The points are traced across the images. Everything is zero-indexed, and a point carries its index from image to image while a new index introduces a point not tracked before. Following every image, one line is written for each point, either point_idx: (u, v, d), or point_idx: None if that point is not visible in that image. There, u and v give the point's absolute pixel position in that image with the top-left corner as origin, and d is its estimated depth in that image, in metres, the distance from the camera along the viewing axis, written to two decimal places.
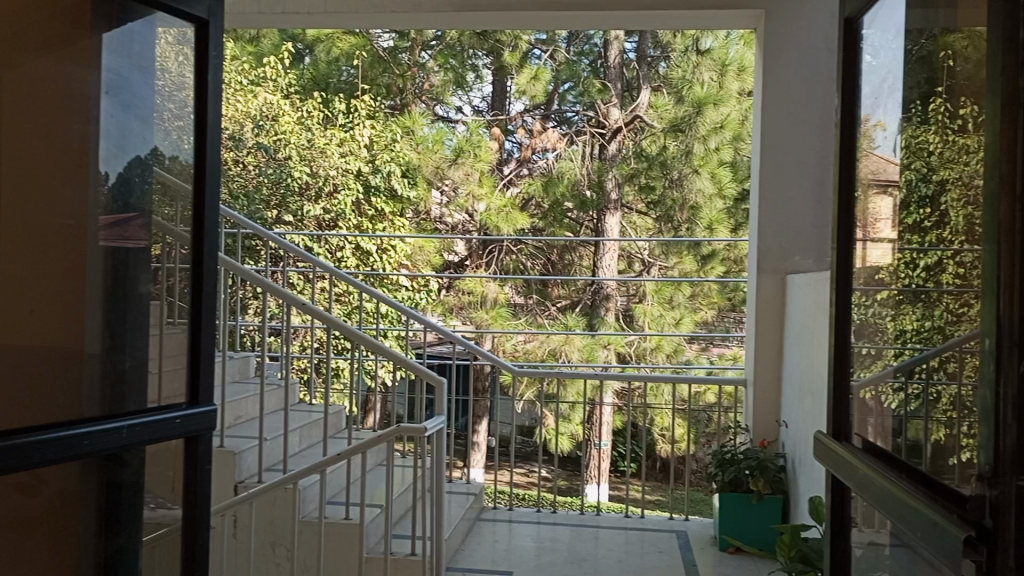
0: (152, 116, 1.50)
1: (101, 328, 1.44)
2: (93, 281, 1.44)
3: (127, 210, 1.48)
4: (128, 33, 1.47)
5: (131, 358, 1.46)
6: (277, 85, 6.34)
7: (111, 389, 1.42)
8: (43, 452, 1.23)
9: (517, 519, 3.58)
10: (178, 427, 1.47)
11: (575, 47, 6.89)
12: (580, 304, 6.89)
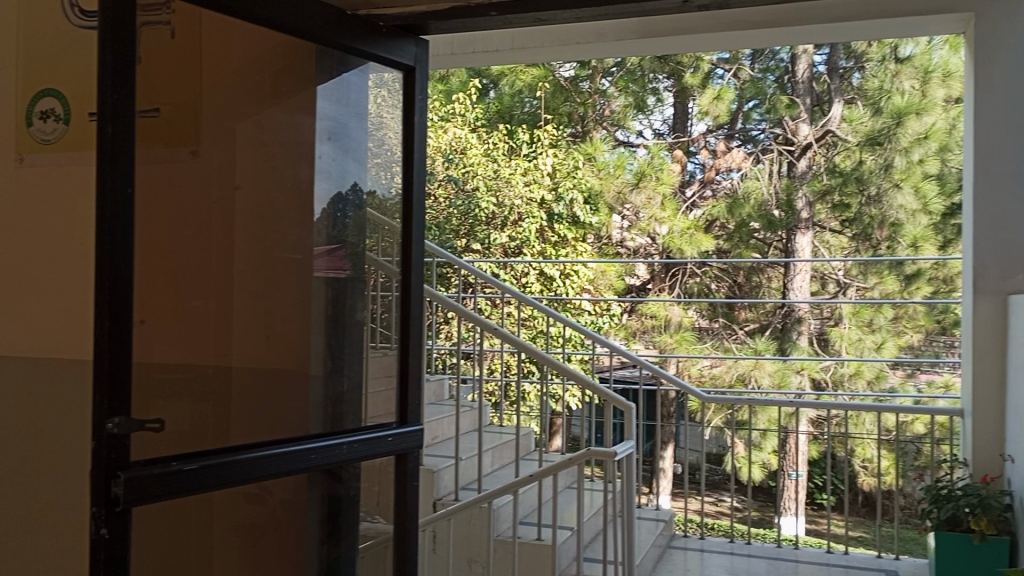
0: (365, 157, 1.95)
1: (324, 352, 1.91)
2: (318, 308, 1.91)
3: (344, 243, 1.93)
4: (342, 82, 1.87)
5: (348, 381, 1.91)
6: (465, 120, 6.63)
7: (333, 408, 1.86)
8: (279, 464, 1.60)
9: (710, 548, 3.49)
10: (390, 444, 1.83)
11: (760, 63, 6.69)
12: (770, 327, 6.66)
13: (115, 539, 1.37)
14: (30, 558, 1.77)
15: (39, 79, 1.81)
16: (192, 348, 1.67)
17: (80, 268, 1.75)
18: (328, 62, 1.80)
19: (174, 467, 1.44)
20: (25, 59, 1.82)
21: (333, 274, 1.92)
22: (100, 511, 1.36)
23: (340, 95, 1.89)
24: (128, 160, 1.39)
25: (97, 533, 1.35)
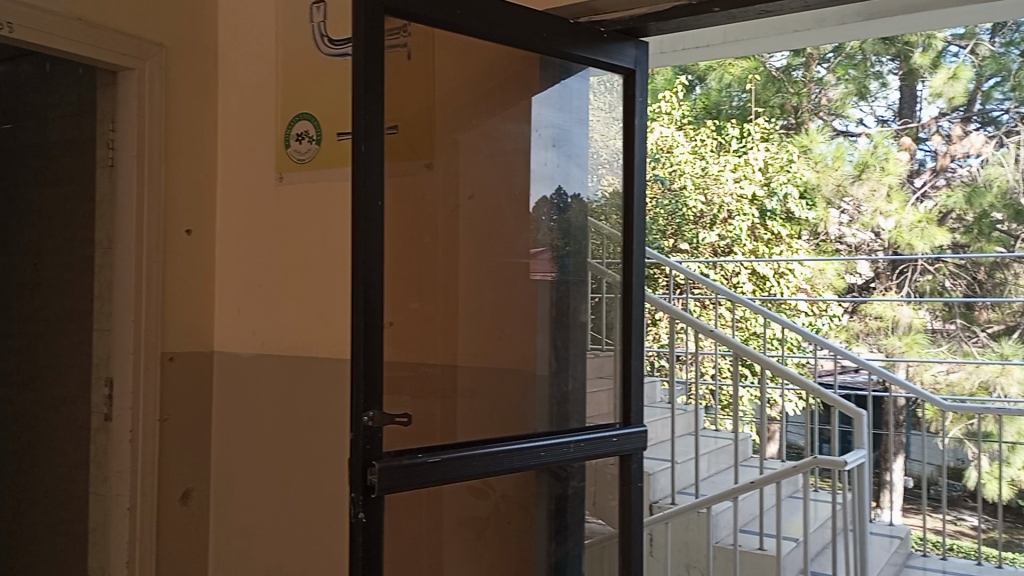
0: (588, 161, 1.98)
1: (549, 355, 1.95)
2: (544, 313, 1.95)
3: (568, 247, 1.96)
4: (564, 88, 1.90)
5: (573, 381, 1.94)
6: (671, 118, 6.57)
7: (559, 407, 1.90)
8: (511, 460, 1.67)
9: (953, 571, 3.19)
10: (615, 444, 1.85)
11: (1001, 37, 5.90)
12: (1019, 330, 5.97)
13: (371, 523, 1.49)
14: (295, 538, 1.97)
15: (294, 105, 2.01)
16: (423, 350, 1.75)
17: (335, 274, 1.93)
18: (550, 70, 1.84)
19: (420, 459, 1.54)
20: (284, 89, 2.03)
21: (548, 276, 1.95)
22: (358, 496, 1.48)
23: (563, 100, 1.93)
24: (377, 173, 1.51)
25: (355, 516, 1.48)
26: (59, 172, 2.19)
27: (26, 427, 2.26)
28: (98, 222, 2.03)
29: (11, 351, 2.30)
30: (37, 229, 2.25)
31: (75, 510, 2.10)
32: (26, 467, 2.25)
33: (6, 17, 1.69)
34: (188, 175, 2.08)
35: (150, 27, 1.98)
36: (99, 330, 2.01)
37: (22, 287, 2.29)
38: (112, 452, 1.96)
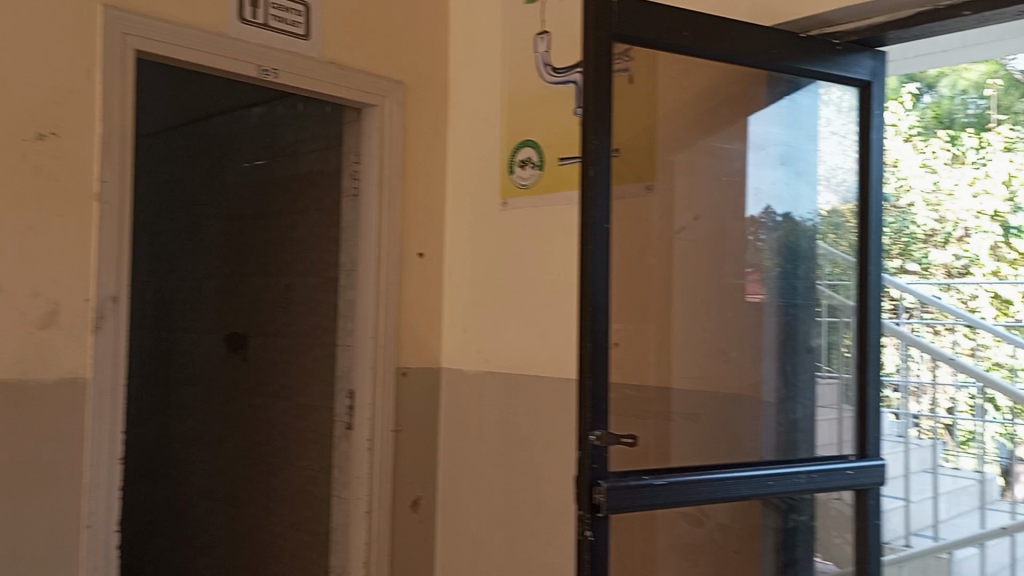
0: (816, 178, 1.90)
1: (776, 381, 1.87)
2: (770, 336, 1.88)
3: (795, 268, 1.89)
4: (792, 102, 1.84)
5: (801, 410, 1.85)
6: None
7: (788, 436, 1.83)
8: (738, 487, 1.63)
9: None
10: (849, 477, 1.76)
11: None
12: None
13: (597, 541, 1.50)
14: (516, 551, 2.03)
15: (519, 132, 2.09)
16: (643, 374, 1.69)
17: (556, 295, 1.98)
18: (778, 87, 1.81)
19: (646, 481, 1.54)
20: (508, 118, 2.12)
21: (764, 297, 1.87)
22: (585, 514, 1.50)
23: (791, 117, 1.86)
24: (603, 196, 1.53)
25: (583, 535, 1.50)
26: (308, 201, 2.42)
27: (275, 432, 2.49)
28: (343, 247, 2.20)
29: (262, 362, 2.55)
30: (288, 253, 2.49)
31: (318, 511, 2.29)
32: (274, 469, 2.48)
33: (273, 63, 1.93)
34: (421, 202, 2.22)
35: (389, 66, 2.16)
36: (342, 346, 2.18)
37: (273, 305, 2.53)
38: (351, 460, 2.11)
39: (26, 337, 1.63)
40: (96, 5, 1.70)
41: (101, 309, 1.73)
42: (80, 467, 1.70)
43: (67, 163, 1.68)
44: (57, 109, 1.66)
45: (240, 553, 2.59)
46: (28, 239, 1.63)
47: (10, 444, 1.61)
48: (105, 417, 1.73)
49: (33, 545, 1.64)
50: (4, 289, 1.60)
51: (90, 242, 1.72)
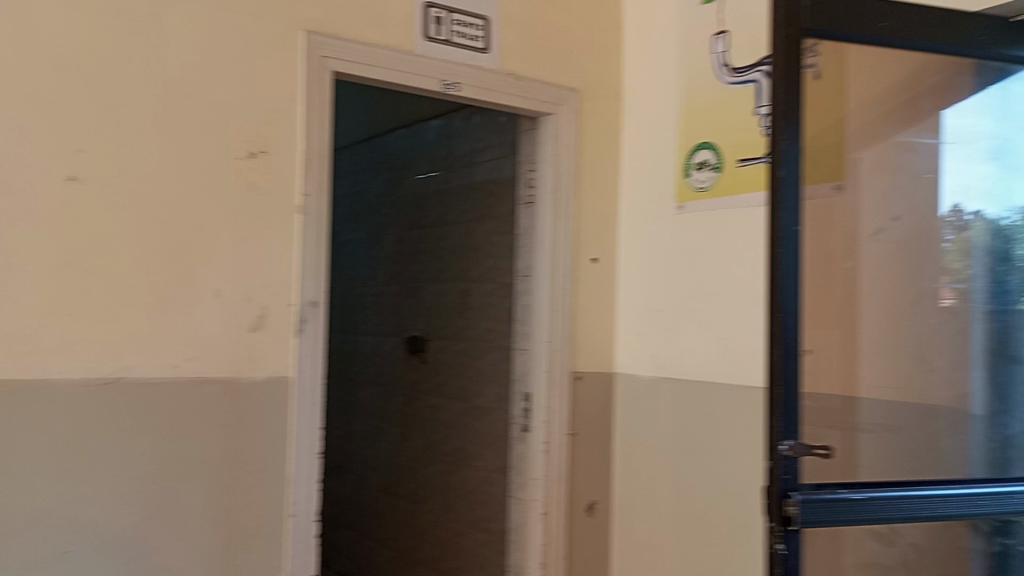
0: None
1: (985, 393, 1.72)
2: (977, 344, 1.73)
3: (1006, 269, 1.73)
4: (1000, 91, 1.70)
5: (1016, 424, 1.69)
6: None
7: (1000, 453, 1.67)
8: (946, 506, 1.52)
9: None
10: None
11: None
12: None
13: (790, 554, 1.45)
14: (694, 562, 2.00)
15: (696, 134, 2.06)
16: (831, 381, 1.64)
17: (736, 300, 1.92)
18: (986, 76, 1.68)
19: (842, 494, 1.47)
20: (684, 120, 2.10)
21: (966, 301, 1.73)
22: (777, 526, 1.45)
23: (999, 107, 1.71)
24: (793, 198, 1.48)
25: (774, 547, 1.45)
26: (484, 209, 2.49)
27: (453, 433, 2.58)
28: (519, 253, 2.24)
29: (441, 364, 2.65)
30: (464, 260, 2.57)
31: (495, 510, 2.36)
32: (452, 468, 2.57)
33: (456, 78, 2.01)
34: (596, 208, 2.24)
35: (564, 74, 2.19)
36: (518, 350, 2.22)
37: (451, 310, 2.62)
38: (527, 461, 2.15)
39: (240, 339, 1.78)
40: (300, 31, 1.83)
41: (303, 313, 1.85)
42: (285, 459, 1.83)
43: (275, 178, 1.82)
44: (266, 129, 1.80)
45: (419, 547, 2.70)
46: (242, 249, 1.78)
47: (226, 435, 1.76)
48: (307, 413, 1.85)
49: (246, 529, 1.79)
50: (222, 295, 1.76)
51: (293, 251, 1.85)
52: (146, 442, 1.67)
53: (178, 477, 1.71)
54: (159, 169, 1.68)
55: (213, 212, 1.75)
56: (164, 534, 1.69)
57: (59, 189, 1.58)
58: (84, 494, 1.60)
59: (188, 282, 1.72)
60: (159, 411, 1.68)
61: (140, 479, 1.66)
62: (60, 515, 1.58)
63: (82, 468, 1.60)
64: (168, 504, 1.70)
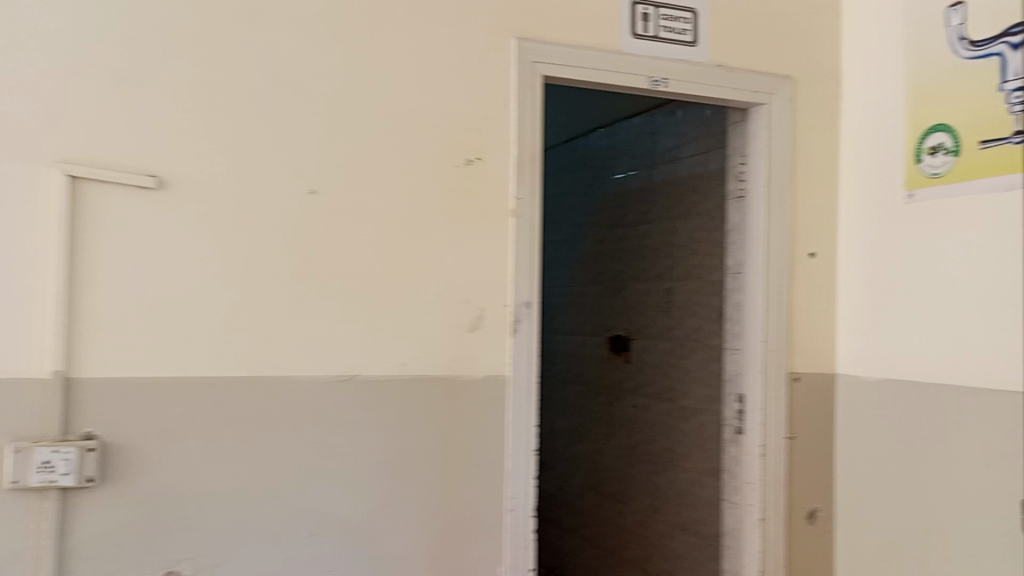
0: None
1: None
2: None
3: None
4: None
5: None
6: None
7: None
8: None
9: None
10: None
11: None
12: None
13: None
14: None
15: (928, 116, 1.90)
16: None
17: (979, 295, 1.75)
18: None
19: None
20: (914, 102, 1.94)
21: None
22: None
23: None
24: None
25: None
26: (689, 206, 2.44)
27: (660, 433, 2.55)
28: (730, 249, 2.18)
29: (646, 364, 2.62)
30: (669, 257, 2.54)
31: (706, 513, 2.30)
32: (659, 468, 2.54)
33: (663, 73, 1.99)
34: (812, 200, 2.13)
35: (776, 62, 2.10)
36: (730, 350, 2.16)
37: (654, 308, 2.59)
38: (743, 464, 2.09)
39: (460, 338, 1.85)
40: (510, 39, 1.88)
41: (518, 313, 1.90)
42: (502, 455, 1.88)
43: (490, 182, 1.88)
44: (481, 136, 1.87)
45: (626, 546, 2.70)
46: (461, 252, 1.86)
47: (448, 431, 1.84)
48: (523, 410, 1.89)
49: (467, 521, 1.86)
50: (443, 296, 1.84)
51: (508, 252, 1.90)
52: (377, 436, 1.78)
53: (406, 468, 1.81)
54: (387, 179, 1.79)
55: (434, 218, 1.83)
56: (395, 522, 1.80)
57: (303, 201, 1.72)
58: (326, 482, 1.74)
59: (413, 284, 1.82)
60: (389, 406, 1.79)
61: (374, 470, 1.78)
62: (305, 501, 1.72)
63: (324, 458, 1.73)
64: (398, 494, 1.80)
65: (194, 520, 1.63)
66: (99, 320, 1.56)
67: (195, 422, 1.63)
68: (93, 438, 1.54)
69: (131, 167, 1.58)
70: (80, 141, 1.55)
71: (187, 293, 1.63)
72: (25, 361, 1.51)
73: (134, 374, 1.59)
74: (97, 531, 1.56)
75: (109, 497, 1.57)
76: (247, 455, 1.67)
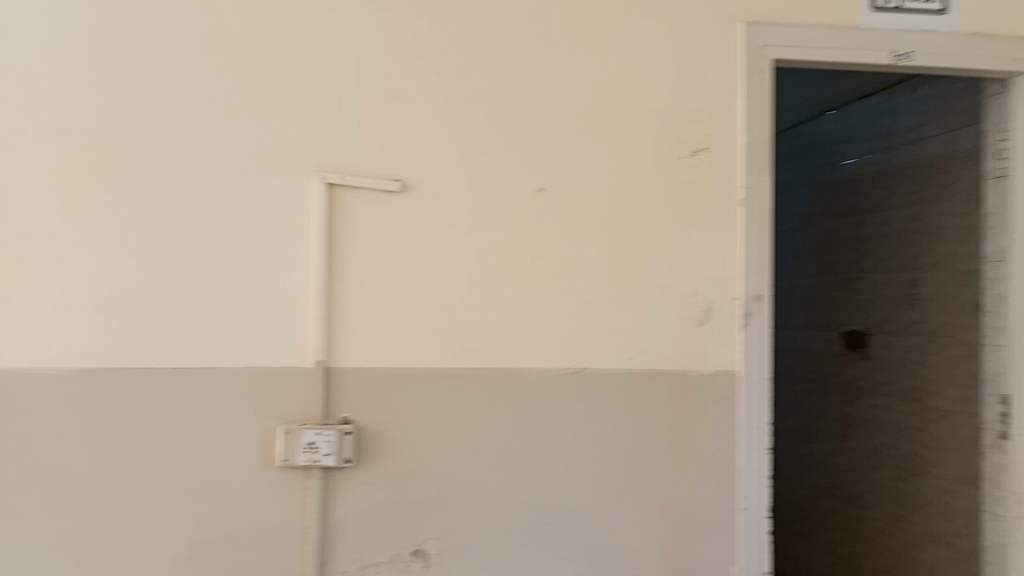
0: None
1: None
2: None
3: None
4: None
5: None
6: None
7: None
8: None
9: None
10: None
11: None
12: None
13: None
14: None
15: None
16: None
17: None
18: None
19: None
20: None
21: None
22: None
23: None
24: None
25: None
26: (936, 189, 2.24)
27: (904, 436, 2.36)
28: (988, 235, 1.97)
29: (888, 361, 2.44)
30: (912, 246, 2.34)
31: (962, 525, 2.10)
32: (905, 473, 2.35)
33: (909, 46, 1.85)
34: None
35: None
36: (990, 346, 1.95)
37: (896, 302, 2.41)
38: (1008, 473, 1.88)
39: (688, 332, 1.82)
40: (738, 23, 1.83)
41: (748, 307, 1.83)
42: (734, 453, 1.83)
43: (718, 173, 1.83)
44: (707, 125, 1.83)
45: (867, 555, 2.53)
46: (688, 244, 1.83)
47: (675, 425, 1.82)
48: (756, 407, 1.83)
49: (698, 518, 1.83)
50: (670, 289, 1.82)
51: (737, 245, 1.84)
52: (605, 429, 1.80)
53: (636, 462, 1.81)
54: (613, 175, 1.80)
55: (659, 211, 1.82)
56: (626, 515, 1.80)
57: (531, 199, 1.77)
58: (558, 472, 1.78)
59: (640, 278, 1.81)
60: (617, 399, 1.80)
61: (604, 462, 1.80)
62: (537, 490, 1.77)
63: (553, 449, 1.78)
64: (626, 488, 1.80)
65: (435, 503, 1.73)
66: (352, 314, 1.71)
67: (435, 411, 1.73)
68: (349, 422, 1.68)
69: (379, 172, 1.71)
70: (336, 151, 1.70)
71: (427, 288, 1.73)
72: (291, 351, 1.68)
73: (384, 365, 1.71)
74: (354, 508, 1.70)
75: (363, 477, 1.70)
76: (482, 444, 1.75)
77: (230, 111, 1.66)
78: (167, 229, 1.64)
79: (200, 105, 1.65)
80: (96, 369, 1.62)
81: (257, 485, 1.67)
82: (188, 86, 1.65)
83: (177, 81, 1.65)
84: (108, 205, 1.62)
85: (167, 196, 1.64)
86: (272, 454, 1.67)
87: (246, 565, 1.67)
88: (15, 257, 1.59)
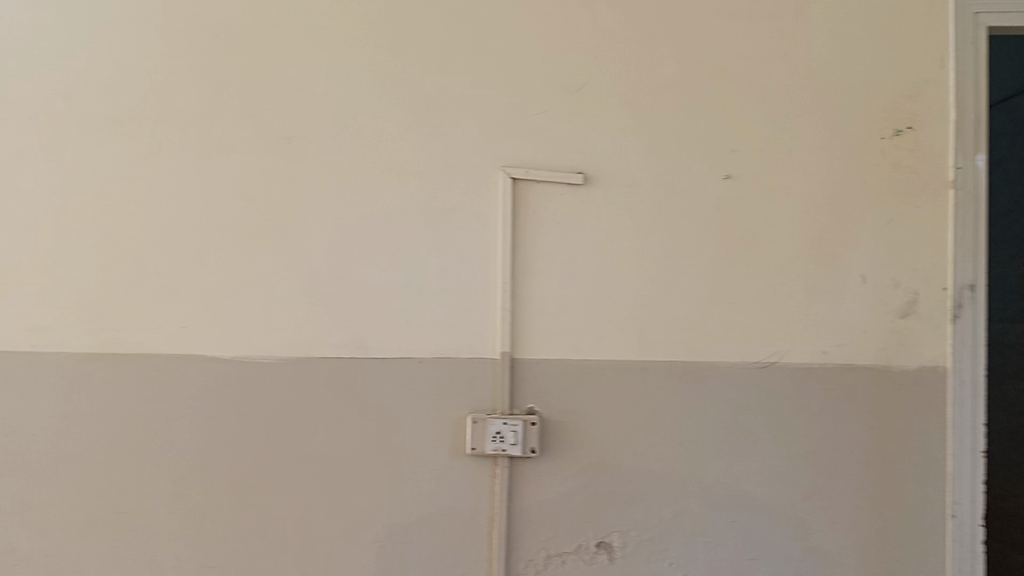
0: None
1: None
2: None
3: None
4: None
5: None
6: None
7: None
8: None
9: None
10: None
11: None
12: None
13: None
14: None
15: None
16: None
17: None
18: None
19: None
20: None
21: None
22: None
23: None
24: None
25: None
26: None
27: None
28: None
29: None
30: None
31: None
32: None
33: None
34: None
35: None
36: None
37: None
38: None
39: (891, 325, 1.71)
40: None
41: (960, 297, 1.70)
42: (943, 455, 1.71)
43: (925, 154, 1.72)
44: (912, 102, 1.72)
45: None
46: (890, 231, 1.72)
47: (877, 424, 1.72)
48: (969, 406, 1.70)
49: (902, 523, 1.72)
50: (870, 279, 1.71)
51: (946, 230, 1.71)
52: (801, 426, 1.72)
53: (833, 461, 1.72)
54: (807, 159, 1.72)
55: (857, 196, 1.72)
56: (821, 517, 1.72)
57: (719, 187, 1.72)
58: (748, 468, 1.72)
59: (836, 268, 1.72)
60: (811, 395, 1.72)
61: (797, 460, 1.72)
62: (726, 486, 1.72)
63: (743, 445, 1.72)
64: (824, 488, 1.72)
65: (621, 496, 1.72)
66: (539, 307, 1.73)
67: (621, 403, 1.72)
68: (536, 413, 1.71)
69: (564, 165, 1.72)
70: (522, 146, 1.72)
71: (613, 280, 1.72)
72: (480, 343, 1.72)
73: (570, 357, 1.72)
74: (540, 498, 1.72)
75: (550, 468, 1.72)
76: (669, 438, 1.72)
77: (422, 110, 1.72)
78: (365, 225, 1.71)
79: (394, 106, 1.72)
80: (299, 359, 1.70)
81: (448, 472, 1.71)
82: (383, 88, 1.72)
83: (374, 84, 1.72)
84: (312, 205, 1.71)
85: (363, 194, 1.71)
86: (462, 444, 1.72)
87: (437, 550, 1.71)
88: (228, 255, 1.70)
